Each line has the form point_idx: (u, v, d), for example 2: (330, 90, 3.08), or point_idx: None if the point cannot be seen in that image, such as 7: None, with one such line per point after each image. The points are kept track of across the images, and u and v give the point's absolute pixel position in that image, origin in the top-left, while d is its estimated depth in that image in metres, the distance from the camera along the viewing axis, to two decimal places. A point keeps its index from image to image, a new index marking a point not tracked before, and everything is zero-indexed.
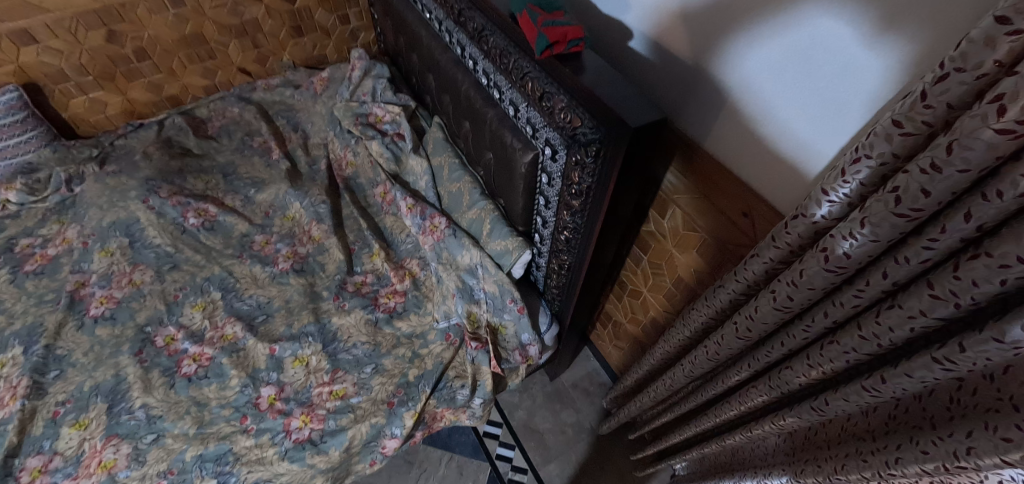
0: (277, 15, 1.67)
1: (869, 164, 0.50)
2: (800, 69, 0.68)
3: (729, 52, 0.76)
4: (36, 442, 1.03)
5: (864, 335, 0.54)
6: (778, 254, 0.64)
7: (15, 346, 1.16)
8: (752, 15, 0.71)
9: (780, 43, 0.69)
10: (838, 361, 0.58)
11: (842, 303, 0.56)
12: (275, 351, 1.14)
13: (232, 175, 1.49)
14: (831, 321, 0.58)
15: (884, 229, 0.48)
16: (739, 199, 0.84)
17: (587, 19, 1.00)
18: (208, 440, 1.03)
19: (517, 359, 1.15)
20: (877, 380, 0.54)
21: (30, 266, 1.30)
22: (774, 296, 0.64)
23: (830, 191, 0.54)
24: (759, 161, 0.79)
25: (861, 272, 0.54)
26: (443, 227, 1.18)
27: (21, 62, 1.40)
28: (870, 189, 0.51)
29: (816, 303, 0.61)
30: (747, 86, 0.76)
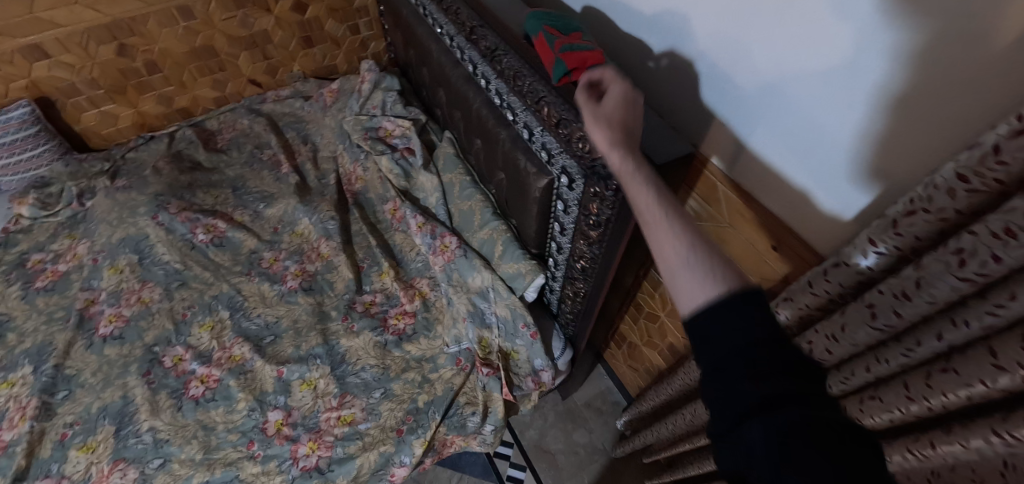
0: (287, 25, 1.65)
1: (927, 217, 0.47)
2: (836, 104, 0.63)
3: (764, 78, 0.71)
4: (44, 465, 1.02)
5: (912, 396, 0.51)
6: (815, 301, 0.63)
7: (26, 365, 1.15)
8: (791, 40, 0.65)
9: (815, 78, 0.64)
10: (880, 418, 0.55)
11: (887, 359, 0.54)
12: (283, 374, 1.13)
13: (241, 189, 1.48)
14: (872, 375, 0.56)
15: (941, 289, 0.46)
16: (768, 232, 0.79)
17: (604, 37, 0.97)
18: (215, 467, 1.02)
19: (529, 386, 1.12)
20: (926, 445, 0.51)
21: (41, 282, 1.30)
22: (811, 347, 0.64)
23: (878, 241, 0.53)
24: (790, 194, 0.75)
25: (912, 330, 0.51)
26: (454, 248, 1.16)
27: (33, 77, 1.40)
28: (926, 243, 0.49)
29: (857, 355, 0.59)
30: (782, 116, 0.71)
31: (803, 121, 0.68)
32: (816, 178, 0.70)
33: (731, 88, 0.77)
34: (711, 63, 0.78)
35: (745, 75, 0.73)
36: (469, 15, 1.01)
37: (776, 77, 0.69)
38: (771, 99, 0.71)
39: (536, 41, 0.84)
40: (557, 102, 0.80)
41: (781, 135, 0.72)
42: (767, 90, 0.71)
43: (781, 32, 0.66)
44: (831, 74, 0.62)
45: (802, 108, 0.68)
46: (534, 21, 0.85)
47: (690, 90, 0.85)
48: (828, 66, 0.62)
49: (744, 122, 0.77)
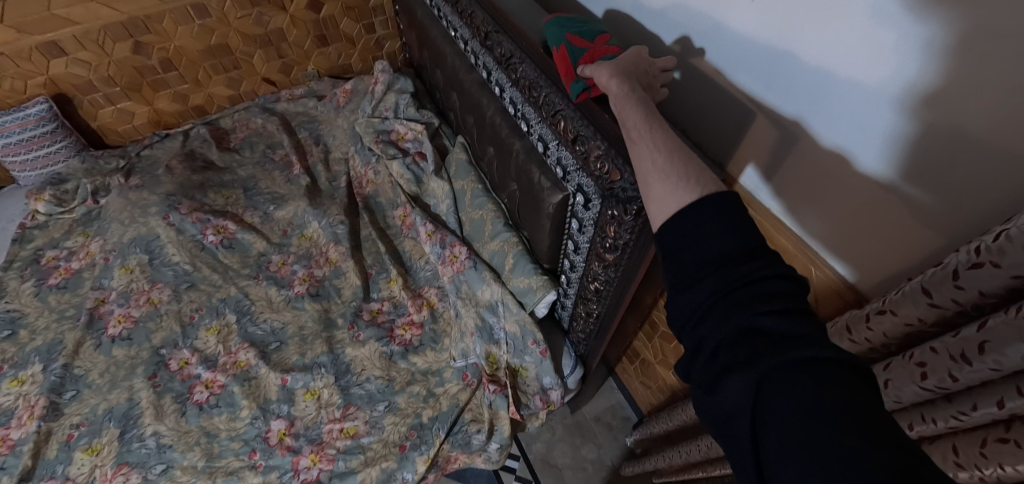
0: (303, 24, 1.63)
1: (997, 272, 0.43)
2: (887, 123, 0.59)
3: (804, 100, 0.67)
4: (49, 465, 1.03)
5: (961, 462, 0.48)
6: (856, 346, 0.60)
7: (35, 363, 1.16)
8: (839, 61, 0.61)
9: (863, 103, 0.60)
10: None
11: (934, 420, 0.51)
12: (287, 382, 1.11)
13: (252, 190, 1.47)
14: (916, 434, 0.53)
15: (1010, 356, 0.42)
16: (799, 261, 0.74)
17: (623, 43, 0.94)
18: (216, 475, 1.01)
19: (537, 404, 1.09)
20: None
21: (54, 280, 1.31)
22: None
23: (932, 292, 0.49)
24: (826, 216, 0.70)
25: (966, 393, 0.48)
26: (463, 258, 1.13)
27: (51, 74, 1.41)
28: (991, 299, 0.45)
29: (897, 409, 0.55)
30: (822, 141, 0.67)
31: (847, 139, 0.64)
32: (858, 201, 0.65)
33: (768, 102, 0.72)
34: (746, 76, 0.74)
35: (785, 88, 0.69)
36: (483, 18, 0.96)
37: (819, 92, 0.65)
38: (811, 116, 0.67)
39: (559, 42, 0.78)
40: (575, 116, 0.76)
41: (820, 154, 0.68)
42: (807, 105, 0.67)
43: (828, 45, 0.61)
44: (883, 91, 0.58)
45: (846, 125, 0.63)
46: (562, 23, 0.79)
47: (716, 106, 0.81)
48: (882, 81, 0.57)
49: (779, 139, 0.72)
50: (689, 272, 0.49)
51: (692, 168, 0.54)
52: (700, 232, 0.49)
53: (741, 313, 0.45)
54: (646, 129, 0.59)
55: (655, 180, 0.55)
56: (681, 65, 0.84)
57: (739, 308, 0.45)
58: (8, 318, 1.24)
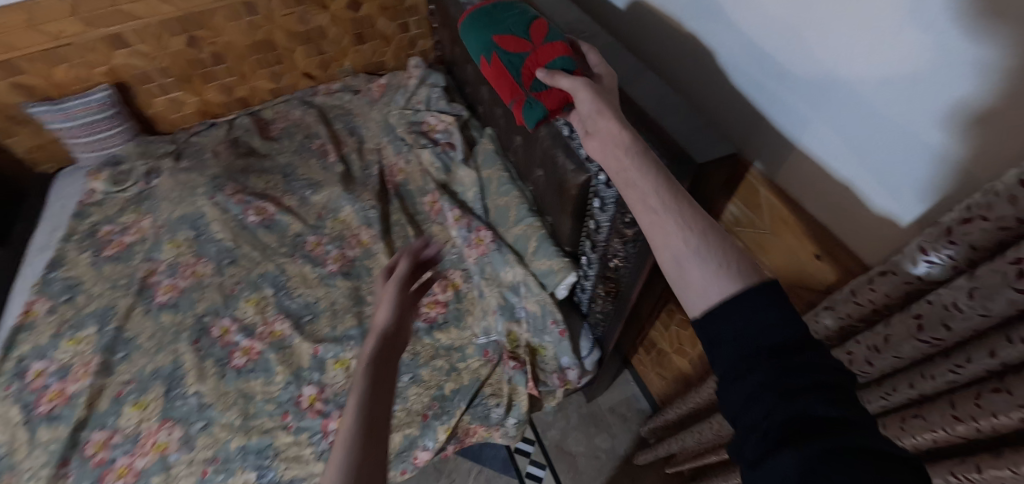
0: (342, 22, 1.73)
1: (984, 225, 0.44)
2: (895, 107, 0.59)
3: (815, 79, 0.67)
4: (101, 417, 1.12)
5: (959, 415, 0.49)
6: (858, 311, 0.59)
7: (91, 325, 1.26)
8: (845, 37, 0.61)
9: (870, 78, 0.60)
10: (922, 437, 0.54)
11: (933, 376, 0.52)
12: (319, 352, 1.18)
13: (291, 176, 1.56)
14: (917, 393, 0.54)
15: (998, 303, 0.43)
16: (811, 240, 0.74)
17: (636, 31, 1.00)
18: (252, 433, 1.08)
19: (555, 382, 1.14)
20: (972, 468, 0.50)
21: (108, 252, 1.41)
22: (850, 358, 0.60)
23: (930, 250, 0.49)
24: (837, 203, 0.70)
25: (962, 346, 0.49)
26: (488, 242, 1.20)
27: (113, 64, 1.53)
28: (982, 253, 0.45)
29: (898, 370, 0.56)
30: (831, 119, 0.67)
31: (857, 124, 0.64)
32: (867, 188, 0.65)
33: (784, 86, 0.72)
34: (762, 60, 0.74)
35: (799, 74, 0.69)
36: None
37: (831, 77, 0.65)
38: (822, 102, 0.67)
39: (494, 65, 0.89)
40: None
41: (832, 141, 0.68)
42: (820, 91, 0.67)
43: (838, 30, 0.61)
44: (887, 65, 0.58)
45: (856, 110, 0.63)
46: (485, 41, 0.90)
47: (724, 87, 0.84)
48: (889, 65, 0.57)
49: (794, 125, 0.73)
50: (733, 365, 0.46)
51: (729, 254, 0.51)
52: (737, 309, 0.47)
53: (793, 399, 0.43)
54: (671, 202, 0.55)
55: (692, 266, 0.51)
56: (696, 58, 0.88)
57: (789, 395, 0.43)
58: (68, 285, 1.35)
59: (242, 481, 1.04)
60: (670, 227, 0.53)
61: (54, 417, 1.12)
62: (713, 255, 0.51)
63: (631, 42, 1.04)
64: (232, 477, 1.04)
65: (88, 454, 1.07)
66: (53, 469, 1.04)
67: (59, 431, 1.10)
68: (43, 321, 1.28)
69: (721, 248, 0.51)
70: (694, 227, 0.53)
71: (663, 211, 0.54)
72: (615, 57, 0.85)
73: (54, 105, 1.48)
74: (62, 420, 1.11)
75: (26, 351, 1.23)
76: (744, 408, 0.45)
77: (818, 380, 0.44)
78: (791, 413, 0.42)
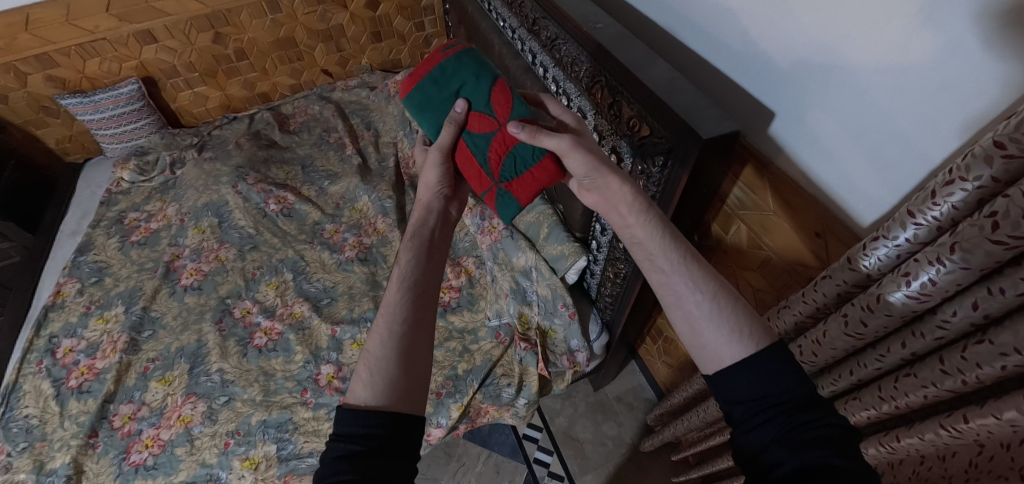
0: (361, 21, 1.80)
1: (966, 187, 0.48)
2: (888, 90, 0.62)
3: (812, 65, 0.70)
4: (128, 391, 1.16)
5: (947, 369, 0.52)
6: (854, 277, 0.62)
7: (119, 305, 1.31)
8: (843, 22, 0.64)
9: (867, 60, 0.63)
10: (914, 395, 0.56)
11: (923, 334, 0.55)
12: (336, 333, 1.23)
13: (309, 167, 1.61)
14: (909, 352, 0.57)
15: (977, 255, 0.48)
16: (813, 218, 0.76)
17: (635, 21, 1.03)
18: (272, 408, 1.11)
19: (564, 364, 1.17)
20: (959, 419, 0.52)
21: (135, 237, 1.47)
22: (846, 320, 0.62)
23: (917, 213, 0.53)
24: (835, 182, 0.73)
25: (947, 303, 0.53)
26: (501, 229, 1.22)
27: (143, 59, 1.60)
28: (964, 213, 0.50)
29: (891, 331, 0.60)
30: (830, 101, 0.69)
31: (852, 108, 0.67)
32: (863, 167, 0.68)
33: (779, 73, 0.75)
34: (759, 48, 0.77)
35: (795, 61, 0.72)
36: (532, 8, 1.08)
37: (826, 64, 0.68)
38: (817, 87, 0.70)
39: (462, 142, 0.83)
40: (611, 83, 0.85)
41: (832, 121, 0.70)
42: (815, 78, 0.70)
43: (835, 18, 0.65)
44: (884, 47, 0.61)
45: (851, 95, 0.66)
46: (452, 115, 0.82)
47: (719, 74, 0.86)
48: (883, 52, 0.61)
49: (789, 111, 0.76)
50: (746, 419, 0.56)
51: (740, 322, 0.61)
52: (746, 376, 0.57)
53: (798, 454, 0.51)
54: (680, 266, 0.65)
55: (707, 330, 0.61)
56: (686, 52, 0.92)
57: (794, 448, 0.52)
58: (96, 268, 1.40)
59: (263, 453, 1.06)
60: (681, 290, 0.63)
61: (83, 391, 1.17)
62: (726, 320, 0.61)
63: (629, 28, 1.06)
64: (253, 449, 1.07)
65: (116, 426, 1.12)
66: (82, 438, 1.08)
67: (88, 404, 1.14)
68: (73, 301, 1.34)
69: (729, 312, 0.61)
70: (703, 290, 0.63)
71: (674, 274, 0.64)
72: (625, 45, 0.89)
73: (86, 98, 1.55)
74: (91, 393, 1.16)
75: (57, 329, 1.28)
76: (757, 457, 0.54)
77: (820, 439, 0.52)
78: (796, 461, 0.51)
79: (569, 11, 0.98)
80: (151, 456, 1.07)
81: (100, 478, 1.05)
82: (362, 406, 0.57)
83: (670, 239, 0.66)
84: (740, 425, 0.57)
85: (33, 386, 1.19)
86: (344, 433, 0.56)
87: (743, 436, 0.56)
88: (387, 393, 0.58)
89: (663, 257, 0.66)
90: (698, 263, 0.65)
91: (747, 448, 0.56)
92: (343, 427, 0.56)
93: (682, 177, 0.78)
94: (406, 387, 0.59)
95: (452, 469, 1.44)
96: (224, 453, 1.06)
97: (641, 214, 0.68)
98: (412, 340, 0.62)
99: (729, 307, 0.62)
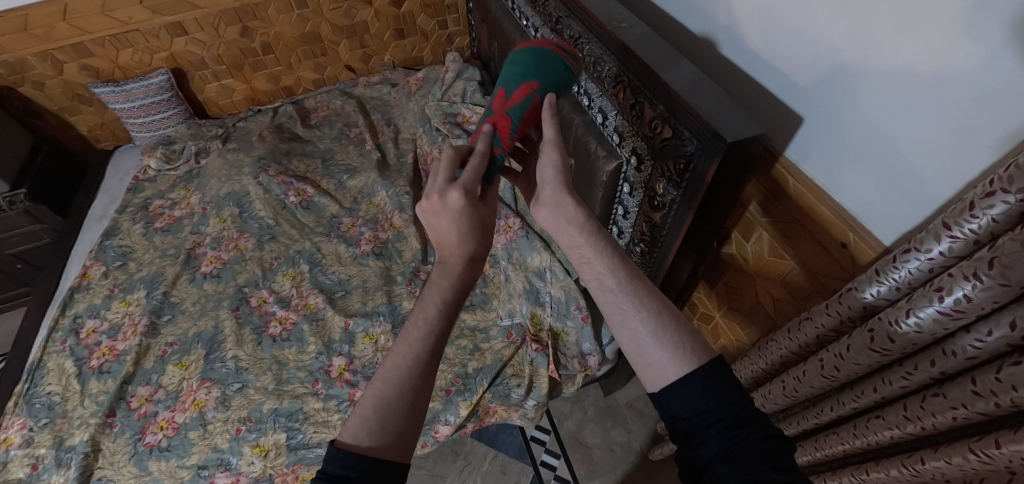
0: (384, 18, 1.82)
1: (1006, 198, 0.46)
2: (922, 98, 0.60)
3: (844, 72, 0.68)
4: (146, 374, 1.19)
5: (980, 390, 0.50)
6: (881, 290, 0.60)
7: (141, 289, 1.35)
8: (880, 29, 0.62)
9: (902, 69, 0.61)
10: (942, 416, 0.54)
11: (954, 353, 0.53)
12: (349, 325, 1.23)
13: (329, 161, 1.63)
14: (938, 371, 0.55)
15: (1017, 271, 0.46)
16: (838, 227, 0.74)
17: (662, 25, 1.02)
18: (284, 397, 1.12)
19: (575, 367, 1.15)
20: (991, 444, 0.50)
21: (159, 224, 1.51)
22: (871, 335, 0.60)
23: (953, 225, 0.51)
24: (867, 189, 0.70)
25: (982, 321, 0.51)
26: (517, 228, 1.21)
27: (173, 51, 1.64)
28: (1003, 226, 0.48)
29: (920, 348, 0.58)
30: (861, 110, 0.68)
31: (884, 115, 0.65)
32: (895, 177, 0.66)
33: (808, 78, 0.73)
34: (790, 51, 0.75)
35: (826, 64, 0.70)
36: (556, 6, 1.08)
37: (859, 69, 0.66)
38: (850, 94, 0.68)
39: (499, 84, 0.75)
40: (635, 83, 0.84)
41: (863, 130, 0.68)
42: (846, 85, 0.68)
43: (870, 21, 0.63)
44: (920, 54, 0.59)
45: (884, 101, 0.64)
46: (523, 70, 0.72)
47: (747, 78, 0.85)
48: (917, 58, 0.60)
49: (818, 119, 0.74)
50: (691, 435, 0.57)
51: (683, 340, 0.61)
52: (696, 390, 0.58)
53: (740, 469, 0.53)
54: (626, 284, 0.65)
55: (651, 347, 0.61)
56: (712, 55, 0.91)
57: (738, 465, 0.53)
58: (121, 252, 1.44)
59: (273, 441, 1.07)
60: (627, 309, 0.64)
61: (103, 371, 1.20)
62: (669, 338, 0.61)
63: (658, 32, 1.05)
64: (264, 437, 1.08)
65: (133, 407, 1.14)
66: (100, 417, 1.11)
67: (108, 384, 1.17)
68: (97, 284, 1.37)
69: (673, 330, 0.62)
70: (648, 308, 0.63)
71: (621, 293, 0.65)
72: (651, 45, 0.89)
73: (117, 87, 1.59)
74: (111, 374, 1.19)
75: (81, 310, 1.32)
76: (702, 472, 0.56)
77: (760, 452, 0.53)
78: (739, 477, 0.52)
79: (592, 10, 0.97)
80: (165, 438, 1.09)
81: (116, 457, 1.07)
82: (359, 448, 0.56)
83: (618, 258, 0.67)
84: (687, 438, 0.58)
85: (56, 364, 1.23)
86: (329, 470, 0.55)
87: (690, 450, 0.57)
88: (387, 438, 0.57)
89: (618, 270, 0.66)
90: (644, 283, 0.66)
91: (693, 463, 0.57)
92: (332, 466, 0.55)
93: (704, 178, 0.76)
94: (404, 434, 0.58)
95: (458, 466, 1.44)
96: (235, 439, 1.08)
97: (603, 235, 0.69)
98: (421, 387, 0.59)
99: (673, 324, 0.62)
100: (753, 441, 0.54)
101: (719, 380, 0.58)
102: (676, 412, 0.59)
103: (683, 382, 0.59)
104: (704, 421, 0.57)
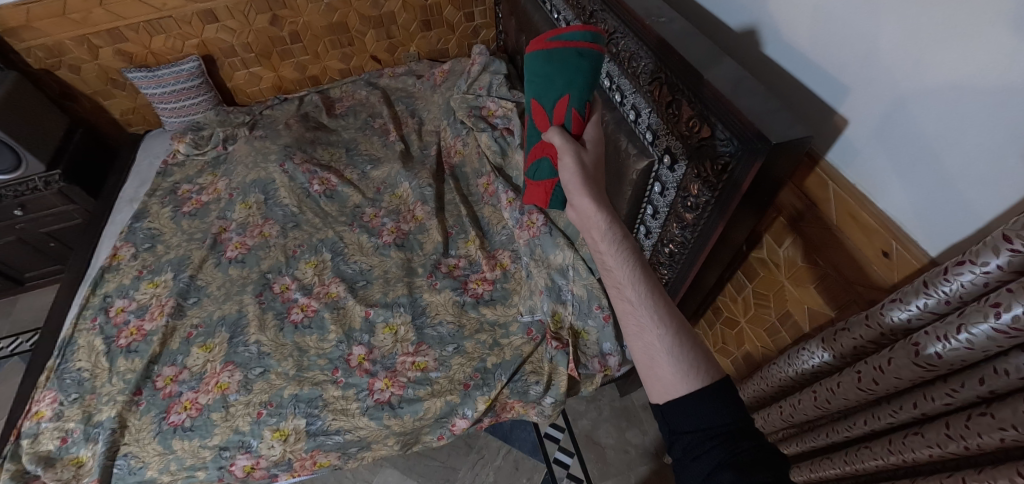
0: (412, 9, 1.82)
1: None
2: (980, 104, 0.58)
3: (895, 74, 0.66)
4: (172, 354, 1.22)
5: None
6: (928, 303, 0.58)
7: (168, 271, 1.38)
8: (936, 31, 0.60)
9: (958, 72, 0.59)
10: (989, 437, 0.52)
11: (1006, 372, 0.51)
12: (370, 315, 1.24)
13: (353, 151, 1.65)
14: (987, 390, 0.53)
15: None
16: (879, 236, 0.73)
17: (703, 21, 1.00)
18: (304, 383, 1.14)
19: (595, 366, 1.14)
20: None
21: (187, 208, 1.54)
22: (915, 349, 0.58)
23: (1014, 238, 0.49)
24: (914, 198, 0.68)
25: None
26: (540, 224, 1.20)
27: (204, 38, 1.66)
28: None
29: (968, 366, 0.56)
30: (911, 116, 0.65)
31: (936, 121, 0.63)
32: (945, 185, 0.64)
33: (856, 79, 0.71)
34: (837, 49, 0.73)
35: (875, 66, 0.68)
36: None
37: (911, 70, 0.64)
38: (899, 98, 0.66)
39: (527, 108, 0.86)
40: (673, 80, 0.83)
41: (911, 136, 0.66)
42: (896, 87, 0.66)
43: (925, 23, 0.61)
44: (979, 57, 0.57)
45: (938, 107, 0.62)
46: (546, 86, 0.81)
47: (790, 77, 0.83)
48: (976, 63, 0.57)
49: (864, 122, 0.72)
50: (691, 448, 0.59)
51: (696, 358, 0.63)
52: (697, 404, 0.60)
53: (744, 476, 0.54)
54: (647, 298, 0.66)
55: (666, 362, 0.63)
56: (755, 54, 0.89)
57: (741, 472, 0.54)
58: (150, 234, 1.47)
59: (292, 426, 1.09)
60: (646, 321, 0.65)
61: (131, 350, 1.23)
62: (686, 355, 0.63)
63: (699, 28, 1.03)
64: (284, 421, 1.10)
65: (158, 386, 1.17)
66: (128, 395, 1.14)
67: (135, 363, 1.20)
68: (127, 264, 1.41)
69: (689, 347, 0.63)
70: (667, 325, 0.65)
71: (640, 306, 0.66)
72: (691, 40, 0.87)
73: (149, 73, 1.62)
74: (138, 353, 1.22)
75: (111, 289, 1.36)
76: None
77: (763, 461, 0.55)
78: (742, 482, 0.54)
79: (628, 3, 0.96)
80: (189, 418, 1.11)
81: (141, 434, 1.10)
82: None
83: (640, 269, 0.68)
84: (690, 450, 0.59)
85: (86, 341, 1.26)
86: None
87: (691, 462, 0.58)
88: None
89: (632, 287, 0.67)
90: (664, 296, 0.67)
91: (694, 476, 0.58)
92: None
93: (743, 180, 0.74)
94: None
95: (471, 459, 1.45)
96: (256, 422, 1.10)
97: (613, 242, 0.70)
98: None
99: (689, 341, 0.64)
100: (756, 450, 0.56)
101: (720, 392, 0.60)
102: (680, 426, 0.60)
103: (689, 398, 0.61)
104: (705, 435, 0.58)
